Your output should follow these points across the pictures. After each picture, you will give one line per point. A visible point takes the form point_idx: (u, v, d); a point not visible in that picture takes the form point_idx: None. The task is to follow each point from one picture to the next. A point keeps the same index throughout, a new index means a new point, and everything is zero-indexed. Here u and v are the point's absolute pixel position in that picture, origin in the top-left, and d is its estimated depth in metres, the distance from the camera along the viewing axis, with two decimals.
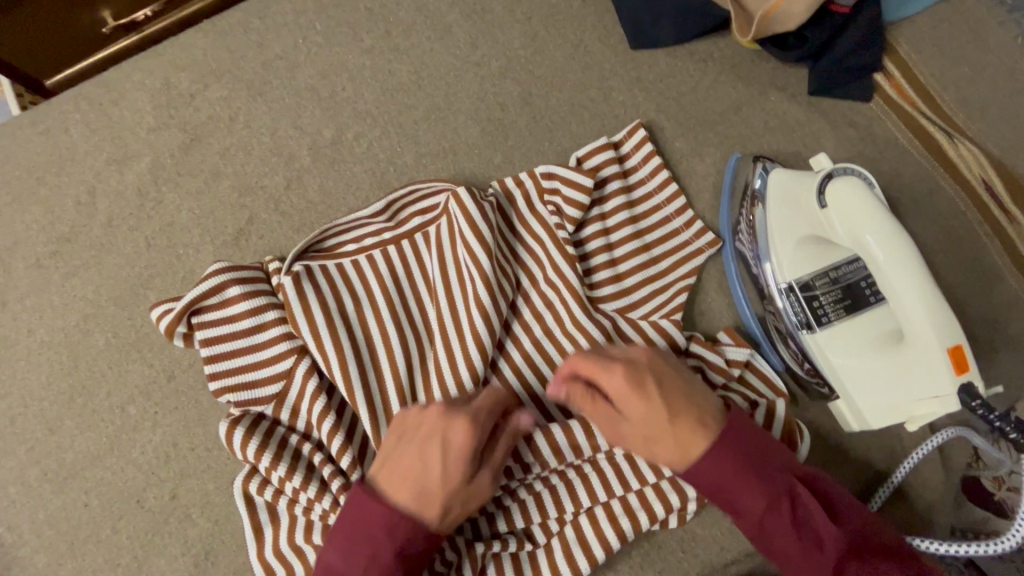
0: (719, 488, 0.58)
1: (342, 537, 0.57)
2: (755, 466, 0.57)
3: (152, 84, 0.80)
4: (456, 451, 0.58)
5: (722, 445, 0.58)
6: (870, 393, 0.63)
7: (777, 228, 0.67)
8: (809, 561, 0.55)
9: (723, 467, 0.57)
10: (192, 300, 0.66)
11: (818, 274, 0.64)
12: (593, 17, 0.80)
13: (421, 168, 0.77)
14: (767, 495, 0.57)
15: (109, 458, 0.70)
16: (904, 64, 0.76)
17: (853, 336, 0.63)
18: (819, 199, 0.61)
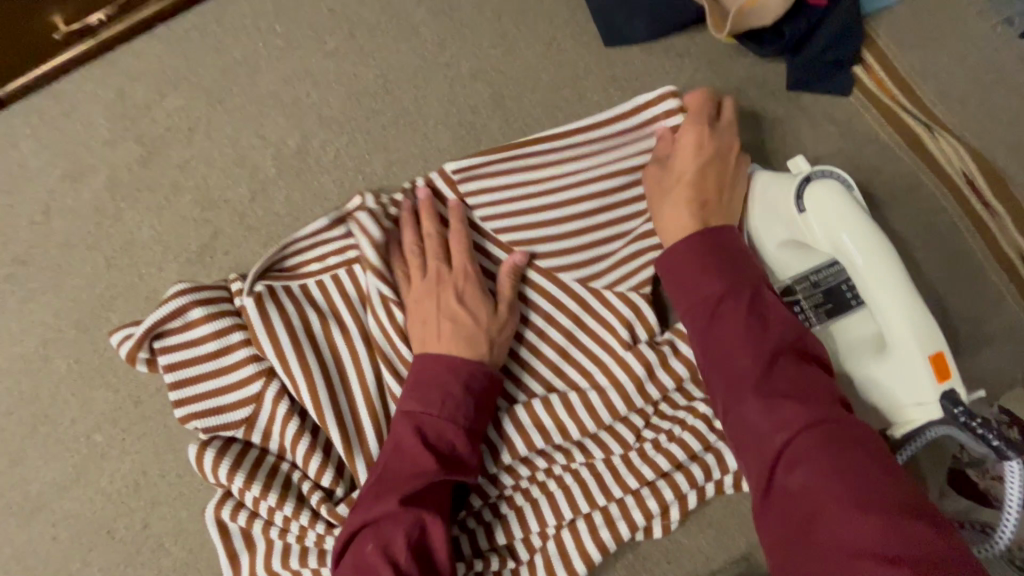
0: (682, 279, 0.61)
1: (415, 386, 0.61)
2: (721, 264, 0.60)
3: (106, 95, 0.76)
4: (475, 299, 0.64)
5: (698, 242, 0.62)
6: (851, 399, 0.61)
7: (755, 229, 0.64)
8: (749, 338, 0.55)
9: (692, 260, 0.61)
10: (153, 325, 0.63)
11: (799, 279, 0.62)
12: (565, 13, 0.77)
13: (391, 176, 0.75)
14: (722, 285, 0.59)
15: (76, 489, 0.67)
16: (883, 56, 0.74)
17: (837, 341, 0.61)
18: (798, 204, 0.60)
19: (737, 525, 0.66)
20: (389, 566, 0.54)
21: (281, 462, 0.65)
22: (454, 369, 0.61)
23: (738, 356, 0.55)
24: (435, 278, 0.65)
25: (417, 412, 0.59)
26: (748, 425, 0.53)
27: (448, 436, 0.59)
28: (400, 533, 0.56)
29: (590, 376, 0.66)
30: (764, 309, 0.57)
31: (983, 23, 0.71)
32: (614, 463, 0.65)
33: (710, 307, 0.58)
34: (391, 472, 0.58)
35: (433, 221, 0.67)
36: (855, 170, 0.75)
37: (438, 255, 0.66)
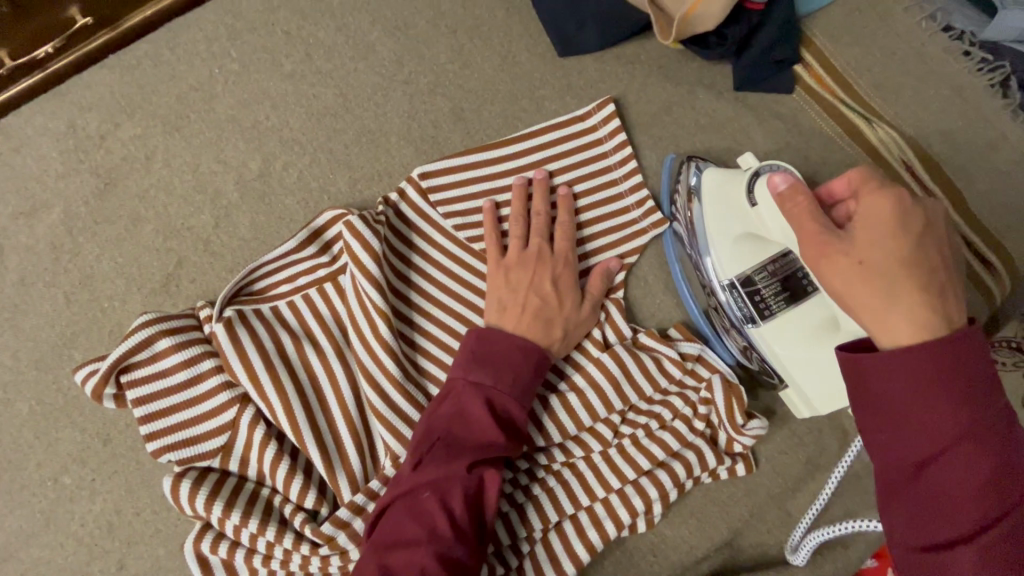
0: (877, 387, 0.43)
1: (486, 361, 0.61)
2: (968, 390, 0.40)
3: (57, 127, 0.75)
4: (567, 284, 0.68)
5: (938, 351, 0.41)
6: (817, 385, 0.63)
7: (712, 225, 0.66)
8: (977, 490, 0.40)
9: (916, 373, 0.41)
10: (119, 358, 0.61)
11: (758, 268, 0.64)
12: (518, 26, 0.79)
13: (357, 194, 0.75)
14: (955, 420, 0.40)
15: (45, 534, 0.65)
16: (819, 54, 0.79)
17: (797, 327, 0.63)
18: (750, 198, 0.60)
19: (718, 515, 0.68)
20: (450, 527, 0.54)
21: (260, 488, 0.64)
22: (526, 351, 0.63)
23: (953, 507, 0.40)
24: (542, 257, 0.69)
25: (487, 385, 0.60)
26: None
27: (507, 406, 0.60)
28: (458, 488, 0.55)
29: (565, 377, 0.68)
30: (1012, 460, 0.40)
31: (909, 22, 0.80)
32: (595, 462, 0.66)
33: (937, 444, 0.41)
34: (457, 437, 0.58)
35: (545, 202, 0.71)
36: (804, 162, 0.79)
37: (542, 234, 0.70)
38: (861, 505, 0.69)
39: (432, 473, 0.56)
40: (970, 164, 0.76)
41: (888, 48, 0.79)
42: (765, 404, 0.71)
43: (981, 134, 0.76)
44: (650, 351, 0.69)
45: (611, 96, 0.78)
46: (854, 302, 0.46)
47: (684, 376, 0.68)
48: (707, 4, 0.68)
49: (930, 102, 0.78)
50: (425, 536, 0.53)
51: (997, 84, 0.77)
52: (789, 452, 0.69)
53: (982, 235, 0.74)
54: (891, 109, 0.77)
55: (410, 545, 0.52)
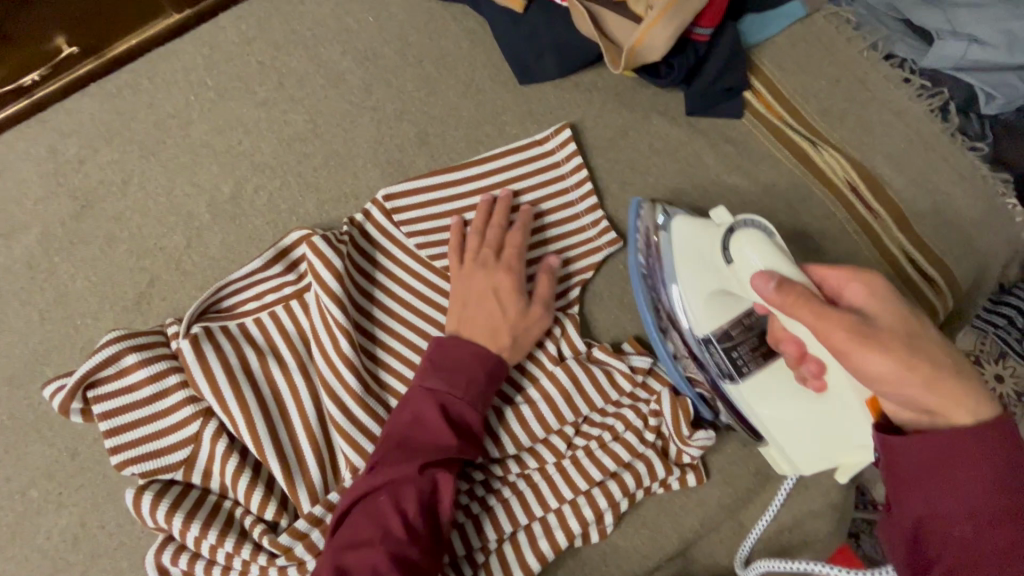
0: (931, 478, 0.47)
1: (443, 368, 0.64)
2: (1016, 483, 0.46)
3: (38, 152, 0.78)
4: (509, 291, 0.70)
5: (986, 443, 0.47)
6: (798, 446, 0.64)
7: (687, 281, 0.68)
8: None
9: (971, 458, 0.46)
10: (86, 373, 0.63)
11: (734, 323, 0.67)
12: (482, 56, 0.84)
13: (325, 215, 0.78)
14: (1008, 507, 0.45)
15: (10, 548, 0.66)
16: (768, 80, 0.83)
17: (772, 386, 0.65)
18: (725, 255, 0.61)
19: (670, 524, 0.69)
20: (403, 528, 0.56)
21: (223, 500, 0.65)
22: (480, 358, 0.65)
23: None
24: (487, 265, 0.71)
25: (441, 391, 0.62)
26: None
27: (463, 410, 0.63)
28: (412, 490, 0.58)
29: (521, 390, 0.71)
30: None
31: (853, 51, 0.85)
32: (549, 473, 0.68)
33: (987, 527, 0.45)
34: (413, 441, 0.61)
35: (504, 218, 0.74)
36: (754, 184, 0.82)
37: (494, 245, 0.72)
38: (812, 516, 0.71)
39: (389, 476, 0.58)
40: (912, 183, 0.79)
41: (833, 75, 0.84)
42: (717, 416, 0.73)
43: (920, 156, 0.80)
44: (601, 364, 0.72)
45: (568, 121, 0.81)
46: (915, 382, 0.49)
47: (634, 389, 0.71)
48: (656, 34, 0.72)
49: (872, 126, 0.82)
50: (379, 537, 0.55)
51: (936, 110, 0.82)
52: (739, 462, 0.71)
53: (923, 252, 0.78)
54: (836, 132, 0.81)
55: (363, 546, 0.55)
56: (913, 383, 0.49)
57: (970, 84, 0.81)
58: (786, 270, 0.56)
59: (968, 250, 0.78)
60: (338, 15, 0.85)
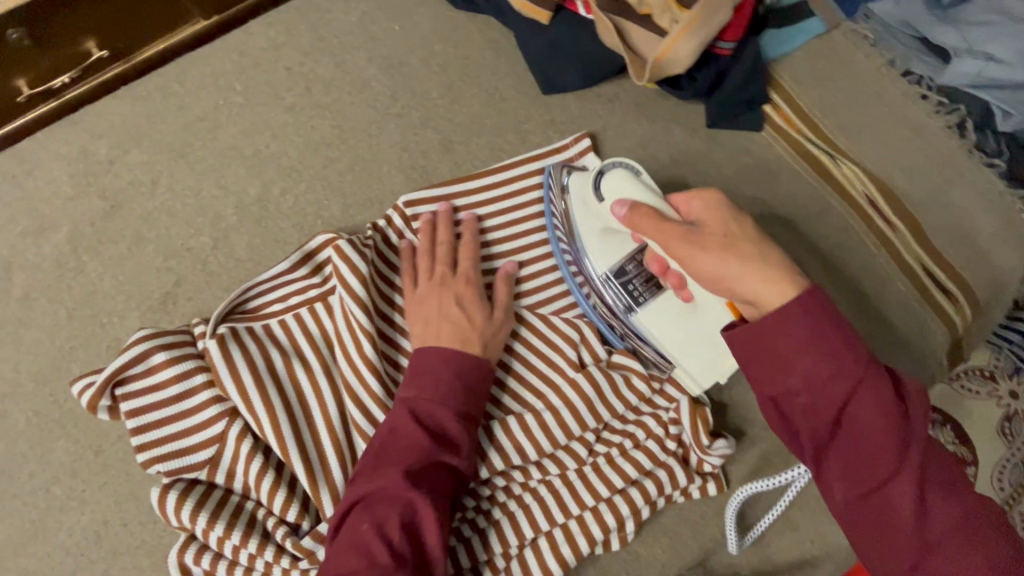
0: (771, 362, 0.54)
1: (413, 378, 0.65)
2: (827, 337, 0.53)
3: (69, 153, 0.79)
4: (472, 301, 0.70)
5: (797, 317, 0.53)
6: (694, 359, 0.69)
7: (584, 226, 0.72)
8: (871, 421, 0.52)
9: (790, 337, 0.53)
10: (115, 371, 0.64)
11: (628, 258, 0.71)
12: (506, 65, 0.85)
13: (349, 219, 0.79)
14: (833, 368, 0.52)
15: (34, 545, 0.67)
16: (787, 94, 0.85)
17: (665, 309, 0.70)
18: (598, 195, 0.70)
19: (691, 533, 0.69)
20: (385, 547, 0.56)
21: (245, 501, 0.66)
22: (450, 363, 0.65)
23: (856, 442, 0.52)
24: (444, 282, 0.71)
25: (412, 399, 0.63)
26: (871, 510, 0.52)
27: (438, 417, 0.63)
28: (394, 510, 0.57)
29: (541, 396, 0.71)
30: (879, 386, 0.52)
31: (871, 67, 0.86)
32: (570, 479, 0.69)
33: (826, 392, 0.52)
34: (389, 451, 0.61)
35: (449, 232, 0.74)
36: (772, 196, 0.83)
37: (445, 261, 0.73)
38: (832, 527, 0.71)
39: (372, 494, 0.59)
40: (930, 198, 0.80)
41: (850, 90, 0.85)
42: (737, 425, 0.73)
43: (939, 170, 0.81)
44: (622, 369, 0.73)
45: (588, 131, 0.83)
46: (735, 270, 0.58)
47: (654, 396, 0.72)
48: (679, 46, 0.73)
49: (890, 140, 0.83)
50: (364, 565, 0.55)
51: (953, 126, 0.83)
52: (759, 472, 0.72)
53: (941, 265, 0.78)
54: (855, 146, 0.82)
55: None
56: (735, 273, 0.58)
57: (987, 101, 0.83)
58: (643, 198, 0.66)
59: (987, 265, 0.78)
60: (365, 23, 0.86)
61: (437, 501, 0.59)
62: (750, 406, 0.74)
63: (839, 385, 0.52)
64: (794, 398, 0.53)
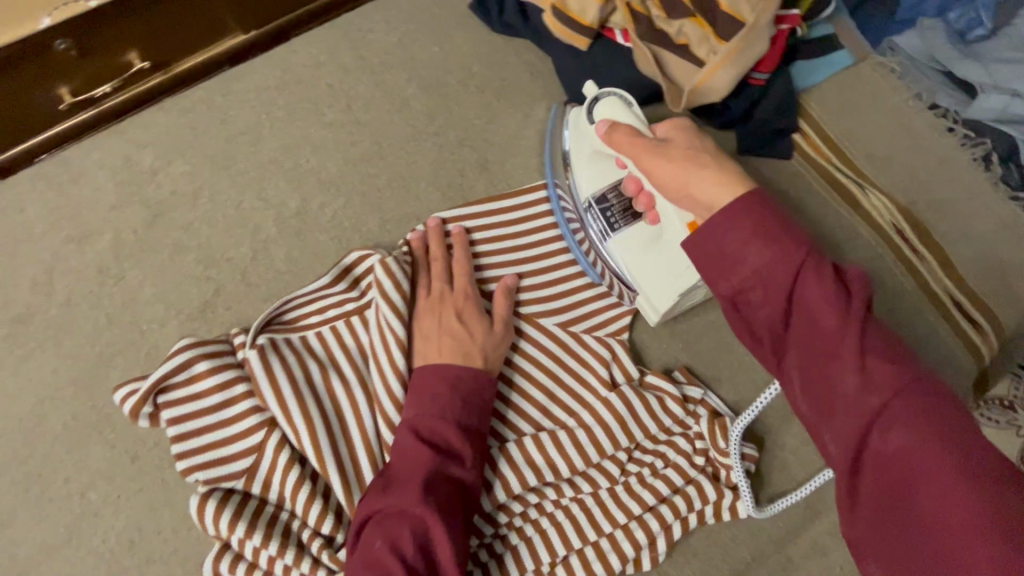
0: (720, 260, 0.57)
1: (415, 398, 0.67)
2: (772, 232, 0.55)
3: (114, 162, 0.81)
4: (472, 315, 0.72)
5: (743, 215, 0.56)
6: (655, 283, 0.72)
7: (578, 153, 0.78)
8: (816, 310, 0.53)
9: (735, 232, 0.56)
10: (159, 379, 0.65)
11: (611, 187, 0.75)
12: (542, 89, 0.88)
13: (386, 233, 0.81)
14: (776, 259, 0.55)
15: (68, 550, 0.67)
16: (817, 124, 0.87)
17: (638, 235, 0.73)
18: (590, 119, 0.76)
19: (721, 556, 0.70)
20: (399, 562, 0.57)
21: (280, 512, 0.66)
22: (450, 382, 0.67)
23: (803, 332, 0.54)
24: (442, 299, 0.73)
25: (414, 418, 0.65)
26: (821, 401, 0.53)
27: (441, 431, 0.65)
28: (406, 529, 0.59)
29: (574, 414, 0.72)
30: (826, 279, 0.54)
31: (899, 98, 0.88)
32: (601, 498, 0.69)
33: (769, 282, 0.55)
34: (399, 471, 0.62)
35: (442, 247, 0.76)
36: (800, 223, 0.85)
37: (442, 277, 0.74)
38: None
39: (382, 513, 0.60)
40: (958, 228, 0.81)
41: (879, 121, 0.87)
42: (767, 449, 0.74)
43: (966, 201, 0.82)
44: (654, 390, 0.73)
45: None
46: (693, 175, 0.61)
47: (685, 416, 0.72)
48: (715, 78, 0.75)
49: (917, 171, 0.84)
50: None
51: (979, 159, 0.84)
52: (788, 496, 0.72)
53: (969, 295, 0.79)
54: (883, 177, 0.84)
55: None
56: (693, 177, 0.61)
57: (1012, 136, 0.84)
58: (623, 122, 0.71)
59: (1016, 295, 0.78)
60: (405, 44, 0.89)
61: (445, 511, 0.60)
62: (778, 430, 0.75)
63: (781, 270, 0.54)
64: (742, 291, 0.56)
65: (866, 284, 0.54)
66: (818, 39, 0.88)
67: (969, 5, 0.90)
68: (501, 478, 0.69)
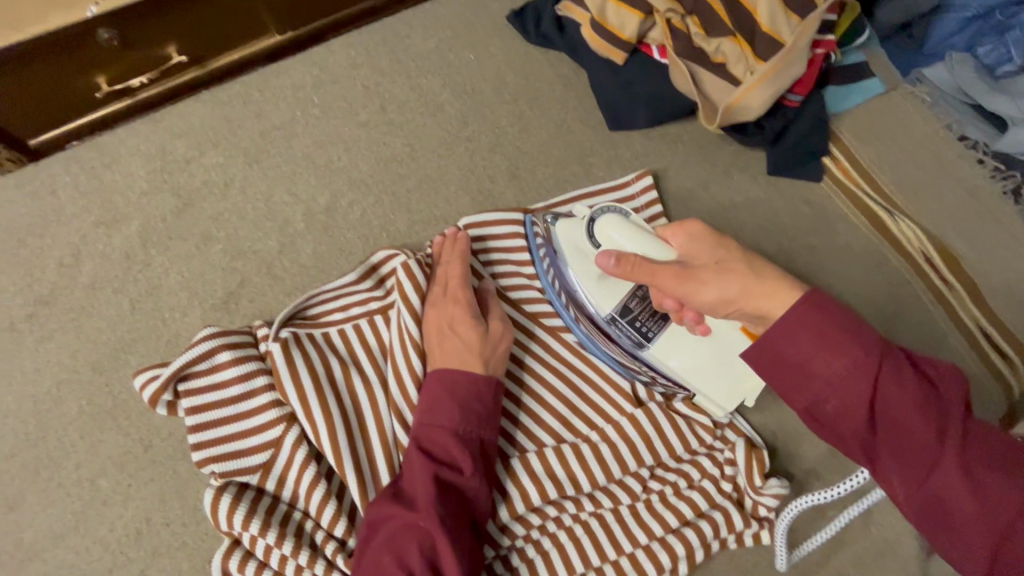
0: (792, 374, 0.51)
1: (420, 410, 0.65)
2: (840, 337, 0.49)
3: (148, 150, 0.81)
4: (465, 320, 0.69)
5: (805, 321, 0.50)
6: (715, 386, 0.69)
7: (581, 275, 0.70)
8: (911, 420, 0.48)
9: (801, 341, 0.50)
10: (181, 367, 0.65)
11: (630, 297, 0.69)
12: (575, 100, 0.88)
13: (413, 234, 0.80)
14: (855, 368, 0.49)
15: (73, 538, 0.65)
16: (846, 148, 0.87)
17: (680, 339, 0.70)
18: (593, 242, 0.67)
19: None
20: None
21: (293, 511, 0.64)
22: (451, 390, 0.65)
23: (896, 443, 0.49)
24: (436, 302, 0.71)
25: (417, 433, 0.63)
26: (935, 517, 0.48)
27: (444, 442, 0.62)
28: (414, 545, 0.57)
29: (596, 428, 0.71)
30: (908, 382, 0.48)
31: (929, 127, 0.88)
32: (622, 515, 0.67)
33: (851, 396, 0.49)
34: (407, 483, 0.61)
35: (440, 256, 0.74)
36: (829, 247, 0.85)
37: (437, 282, 0.73)
38: None
39: (387, 528, 0.59)
40: None
41: (910, 148, 0.86)
42: (791, 472, 0.72)
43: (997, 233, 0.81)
44: (681, 411, 0.72)
45: (650, 168, 0.85)
46: (736, 292, 0.55)
47: (711, 438, 0.71)
48: (749, 98, 0.76)
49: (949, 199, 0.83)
50: None
51: (1009, 193, 0.82)
52: (812, 523, 0.70)
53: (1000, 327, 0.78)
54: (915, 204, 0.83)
55: None
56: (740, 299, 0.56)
57: None
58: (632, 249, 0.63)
59: None
60: (441, 50, 0.90)
61: (450, 524, 0.59)
62: (804, 453, 0.73)
63: (860, 380, 0.48)
64: (824, 405, 0.50)
65: (945, 373, 0.49)
66: (851, 66, 0.89)
67: (999, 40, 0.90)
68: (520, 489, 0.67)
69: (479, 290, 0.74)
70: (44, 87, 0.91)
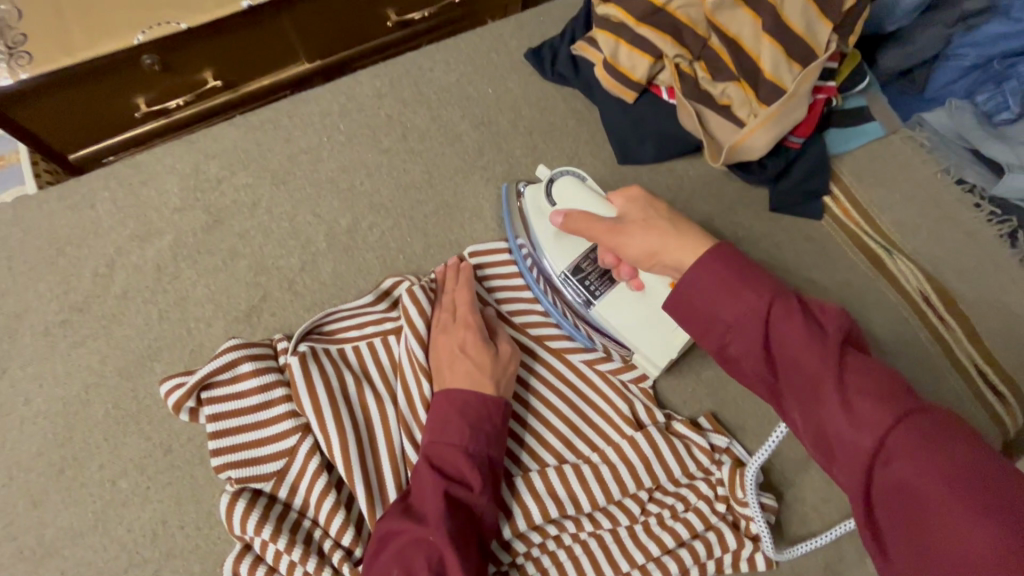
0: (698, 318, 0.62)
1: (431, 428, 0.68)
2: (734, 283, 0.60)
3: (182, 169, 0.86)
4: (475, 344, 0.72)
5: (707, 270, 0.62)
6: (651, 343, 0.75)
7: (541, 233, 0.79)
8: (795, 352, 0.56)
9: (704, 287, 0.62)
10: (205, 376, 0.68)
11: (582, 257, 0.78)
12: (587, 134, 0.93)
13: (429, 257, 0.85)
14: (746, 309, 0.59)
15: (92, 536, 0.68)
16: (846, 188, 0.90)
17: (622, 301, 0.77)
18: (551, 200, 0.79)
19: None
20: None
21: (302, 518, 0.67)
22: (462, 411, 0.68)
23: (787, 375, 0.57)
24: (446, 328, 0.74)
25: (428, 447, 0.66)
26: (823, 443, 0.54)
27: (455, 461, 0.65)
28: (422, 558, 0.59)
29: (597, 449, 0.73)
30: (796, 322, 0.57)
31: (929, 170, 0.90)
32: (621, 536, 0.69)
33: (744, 332, 0.59)
34: (416, 497, 0.64)
35: (452, 284, 0.78)
36: (828, 282, 0.88)
37: (448, 308, 0.76)
38: None
39: (396, 542, 0.61)
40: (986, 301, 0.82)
41: (909, 189, 0.89)
42: (787, 502, 0.74)
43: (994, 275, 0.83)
44: (681, 436, 0.74)
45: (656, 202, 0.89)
46: (657, 244, 0.68)
47: (708, 463, 0.73)
48: (753, 138, 0.80)
49: (948, 240, 0.85)
50: None
51: (1006, 235, 0.84)
52: (807, 553, 0.71)
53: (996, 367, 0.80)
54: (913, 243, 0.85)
55: None
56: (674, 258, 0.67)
57: None
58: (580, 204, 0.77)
59: None
60: (462, 84, 0.95)
61: (458, 540, 0.61)
62: (802, 484, 0.75)
63: (750, 319, 0.58)
64: (725, 343, 0.61)
65: (835, 315, 0.57)
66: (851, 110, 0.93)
67: (997, 90, 0.92)
68: (523, 508, 0.69)
69: (487, 317, 0.77)
70: (88, 107, 0.97)
